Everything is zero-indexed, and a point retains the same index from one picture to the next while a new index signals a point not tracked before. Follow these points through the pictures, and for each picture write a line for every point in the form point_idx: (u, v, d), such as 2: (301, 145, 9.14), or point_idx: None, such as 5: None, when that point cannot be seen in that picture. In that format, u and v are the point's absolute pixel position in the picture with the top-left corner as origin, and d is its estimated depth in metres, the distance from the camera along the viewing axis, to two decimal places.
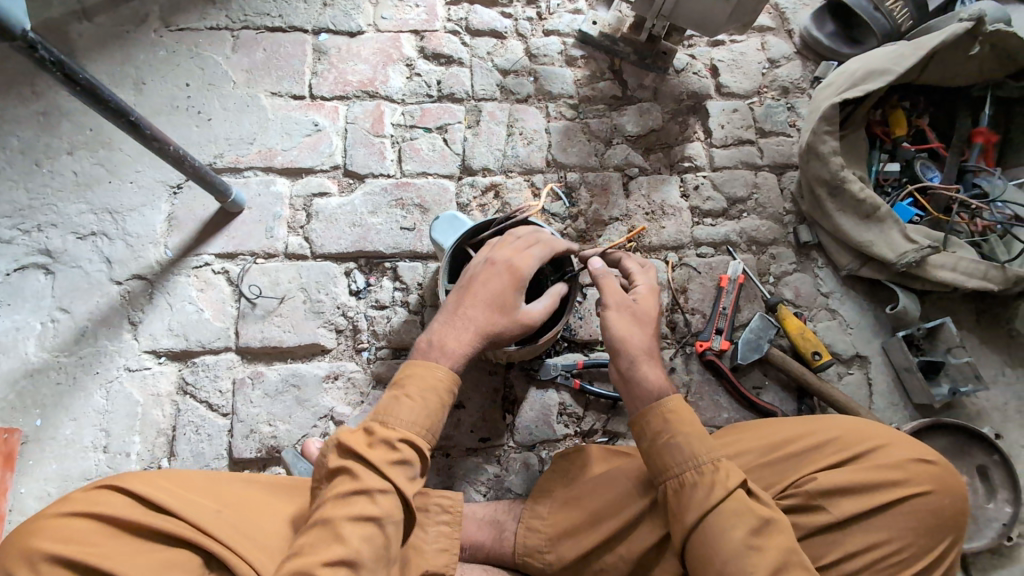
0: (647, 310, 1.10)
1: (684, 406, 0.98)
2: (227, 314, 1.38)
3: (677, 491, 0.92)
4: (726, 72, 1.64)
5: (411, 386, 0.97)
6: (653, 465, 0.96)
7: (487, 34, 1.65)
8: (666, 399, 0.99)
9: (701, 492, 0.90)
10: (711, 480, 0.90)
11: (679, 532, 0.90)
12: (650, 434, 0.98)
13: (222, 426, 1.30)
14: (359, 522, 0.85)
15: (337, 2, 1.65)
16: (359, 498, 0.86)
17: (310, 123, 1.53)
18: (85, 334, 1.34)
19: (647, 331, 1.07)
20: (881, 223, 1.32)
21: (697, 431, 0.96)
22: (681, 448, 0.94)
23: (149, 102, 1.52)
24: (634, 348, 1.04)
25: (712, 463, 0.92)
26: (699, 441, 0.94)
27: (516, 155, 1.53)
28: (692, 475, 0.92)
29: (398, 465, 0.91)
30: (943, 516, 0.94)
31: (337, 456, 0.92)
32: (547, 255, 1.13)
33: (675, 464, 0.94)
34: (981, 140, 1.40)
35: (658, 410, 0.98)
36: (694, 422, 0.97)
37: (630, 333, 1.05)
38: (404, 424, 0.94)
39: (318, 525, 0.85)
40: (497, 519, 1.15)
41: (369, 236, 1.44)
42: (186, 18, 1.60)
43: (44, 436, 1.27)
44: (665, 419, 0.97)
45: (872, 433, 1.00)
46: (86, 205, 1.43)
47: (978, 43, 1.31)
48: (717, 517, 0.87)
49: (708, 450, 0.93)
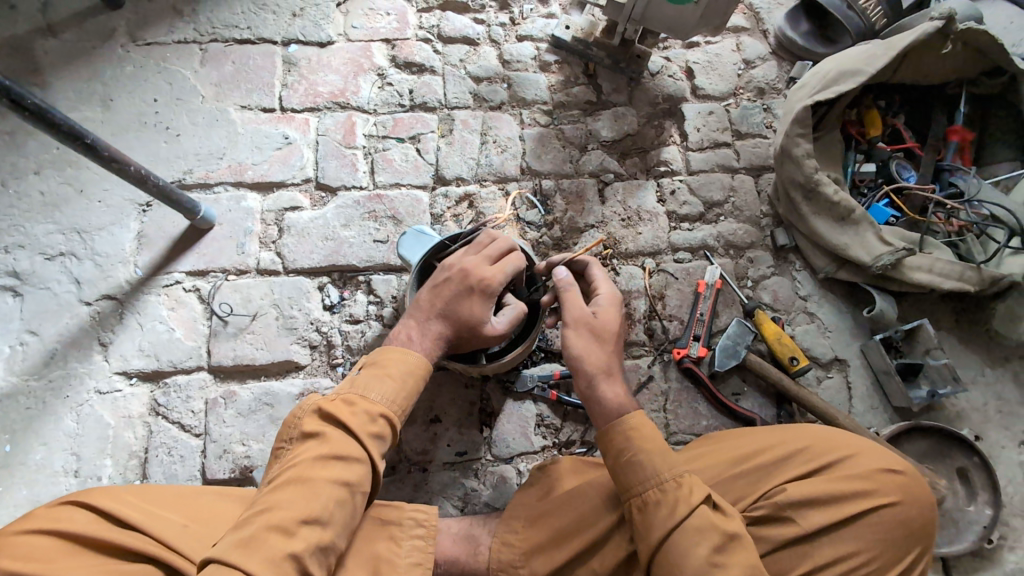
0: (608, 323, 1.08)
1: (646, 423, 0.99)
2: (199, 333, 1.36)
3: (642, 509, 0.92)
4: (701, 74, 1.62)
5: (393, 367, 1.02)
6: (618, 483, 0.96)
7: (460, 41, 1.63)
8: (628, 417, 1.00)
9: (663, 512, 0.90)
10: (672, 498, 0.90)
11: (644, 551, 0.90)
12: (614, 451, 0.98)
13: (195, 447, 1.29)
14: (337, 486, 0.89)
15: (306, 12, 1.63)
16: (336, 462, 0.91)
17: (280, 137, 1.51)
18: (54, 357, 1.32)
19: (609, 348, 1.07)
20: (856, 225, 1.31)
21: (658, 448, 0.96)
22: (644, 465, 0.94)
23: (117, 119, 1.50)
24: (594, 366, 1.04)
25: (674, 481, 0.92)
26: (660, 458, 0.94)
27: (490, 163, 1.51)
28: (655, 493, 0.92)
29: (375, 439, 0.96)
30: (912, 526, 0.93)
31: (315, 420, 0.95)
32: (516, 266, 1.13)
33: (638, 482, 0.94)
34: (957, 138, 1.39)
35: (621, 428, 0.98)
36: (655, 439, 0.97)
37: (589, 349, 1.06)
38: (383, 400, 0.99)
39: (295, 483, 0.88)
40: (472, 534, 1.12)
41: (342, 250, 1.42)
42: (153, 32, 1.57)
43: (14, 462, 1.26)
44: (627, 436, 0.97)
45: (841, 442, 1.00)
46: (54, 225, 1.41)
47: (950, 41, 1.30)
48: (679, 537, 0.87)
49: (670, 467, 0.93)
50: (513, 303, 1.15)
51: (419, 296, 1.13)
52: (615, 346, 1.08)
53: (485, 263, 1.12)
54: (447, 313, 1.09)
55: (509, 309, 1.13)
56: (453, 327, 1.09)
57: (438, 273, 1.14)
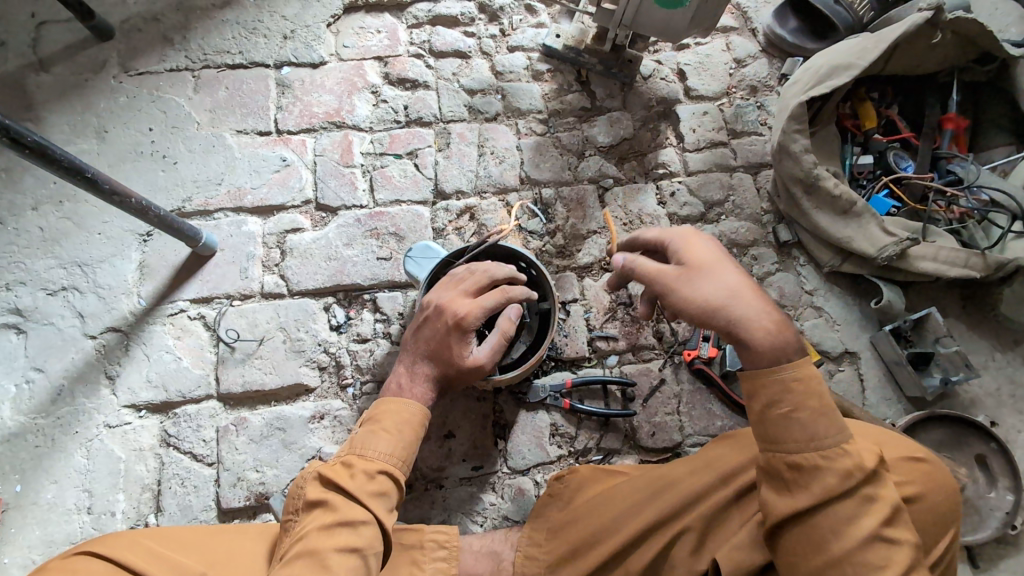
0: (703, 252, 0.94)
1: (810, 376, 0.86)
2: (207, 361, 1.35)
3: (789, 469, 0.84)
4: (693, 75, 1.63)
5: (387, 420, 1.01)
6: (764, 434, 0.87)
7: (451, 55, 1.63)
8: (788, 372, 0.86)
9: (828, 478, 0.81)
10: (841, 466, 0.81)
11: (786, 510, 0.83)
12: (769, 398, 0.86)
13: (209, 476, 1.27)
14: (344, 553, 0.85)
15: (297, 34, 1.63)
16: (342, 529, 0.88)
17: (278, 159, 1.51)
18: (61, 393, 1.31)
19: (731, 272, 0.91)
20: (859, 218, 1.31)
21: (825, 407, 0.84)
22: (804, 425, 0.84)
23: (113, 150, 1.49)
24: (721, 304, 0.88)
25: (839, 449, 0.83)
26: (830, 420, 0.84)
27: (490, 175, 1.51)
28: (814, 457, 0.83)
29: (377, 496, 0.93)
30: (940, 511, 0.89)
31: (319, 487, 0.93)
32: (491, 299, 1.10)
33: (793, 440, 0.84)
34: (952, 126, 1.40)
35: (781, 376, 0.86)
36: (821, 394, 0.85)
37: (706, 289, 0.90)
38: (383, 456, 0.97)
39: (302, 556, 0.84)
40: (495, 550, 1.10)
41: (346, 269, 1.42)
42: (146, 61, 1.58)
43: (25, 502, 1.24)
44: (787, 388, 0.85)
45: (866, 433, 0.97)
46: (55, 260, 1.40)
47: (939, 31, 1.32)
48: (843, 510, 0.81)
49: (838, 432, 0.83)
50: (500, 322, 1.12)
51: (406, 337, 1.16)
52: (730, 266, 0.92)
53: (461, 299, 1.11)
54: (429, 353, 1.11)
55: (492, 335, 1.11)
56: (438, 368, 1.10)
57: (419, 313, 1.16)
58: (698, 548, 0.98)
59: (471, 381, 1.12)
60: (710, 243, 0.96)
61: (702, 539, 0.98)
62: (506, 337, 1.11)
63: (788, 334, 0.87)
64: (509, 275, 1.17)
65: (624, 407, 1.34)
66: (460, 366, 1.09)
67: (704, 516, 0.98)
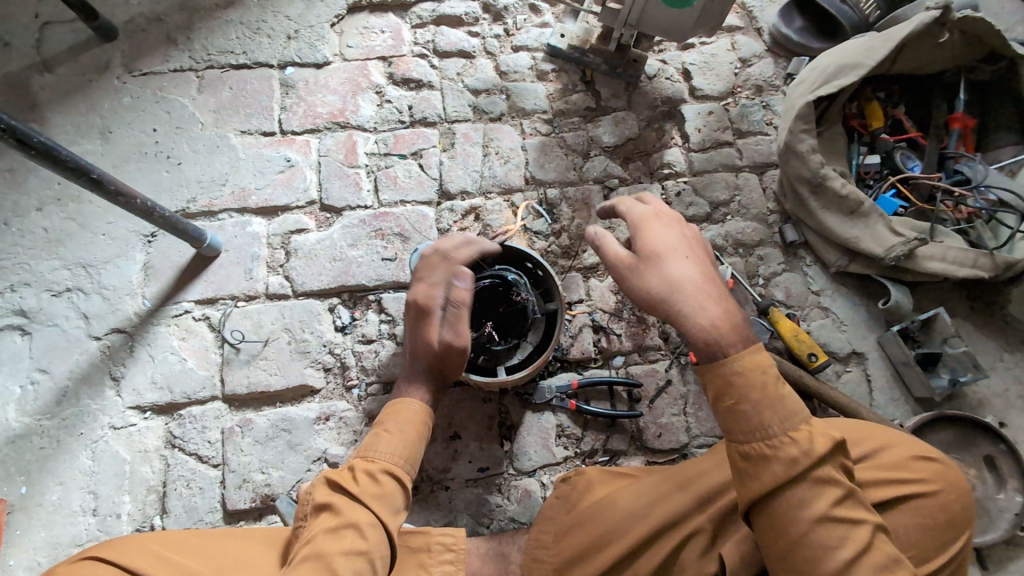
0: (656, 242, 0.96)
1: (753, 364, 0.85)
2: (212, 362, 1.35)
3: (744, 458, 0.83)
4: (698, 75, 1.62)
5: (389, 423, 1.01)
6: (721, 426, 0.87)
7: (456, 55, 1.63)
8: (730, 362, 0.85)
9: (777, 466, 0.80)
10: (789, 455, 0.80)
11: (745, 498, 0.83)
12: (716, 391, 0.87)
13: (214, 478, 1.27)
14: (350, 556, 0.83)
15: (301, 34, 1.62)
16: (347, 531, 0.86)
17: (282, 159, 1.50)
18: (66, 395, 1.31)
19: (682, 263, 0.93)
20: (866, 218, 1.30)
21: (770, 397, 0.83)
22: (750, 415, 0.83)
23: (117, 151, 1.49)
24: (665, 295, 0.92)
25: (787, 437, 0.81)
26: (779, 407, 0.82)
27: (494, 175, 1.51)
28: (762, 446, 0.82)
29: (381, 497, 0.91)
30: (955, 511, 0.86)
31: (325, 491, 0.92)
32: (436, 280, 1.12)
33: (744, 430, 0.84)
34: (959, 126, 1.40)
35: (726, 371, 0.85)
36: (768, 382, 0.84)
37: (650, 280, 0.93)
38: (385, 456, 0.96)
39: (308, 559, 0.82)
40: (501, 552, 1.11)
41: (350, 270, 1.42)
42: (149, 62, 1.57)
43: (30, 503, 1.24)
44: (728, 382, 0.85)
45: (871, 435, 0.93)
46: (59, 261, 1.40)
47: (947, 30, 1.32)
48: (797, 495, 0.80)
49: (783, 420, 0.82)
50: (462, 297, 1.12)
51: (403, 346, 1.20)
52: (680, 257, 0.94)
53: (419, 288, 1.14)
54: (410, 351, 1.13)
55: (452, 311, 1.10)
56: (426, 364, 1.11)
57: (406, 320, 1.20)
58: (708, 550, 0.97)
59: (461, 364, 1.10)
60: (670, 233, 0.97)
61: (712, 541, 0.98)
62: (466, 309, 1.10)
63: (732, 323, 0.88)
64: (465, 254, 1.17)
65: (630, 407, 1.34)
66: (436, 352, 1.09)
67: (714, 518, 0.98)
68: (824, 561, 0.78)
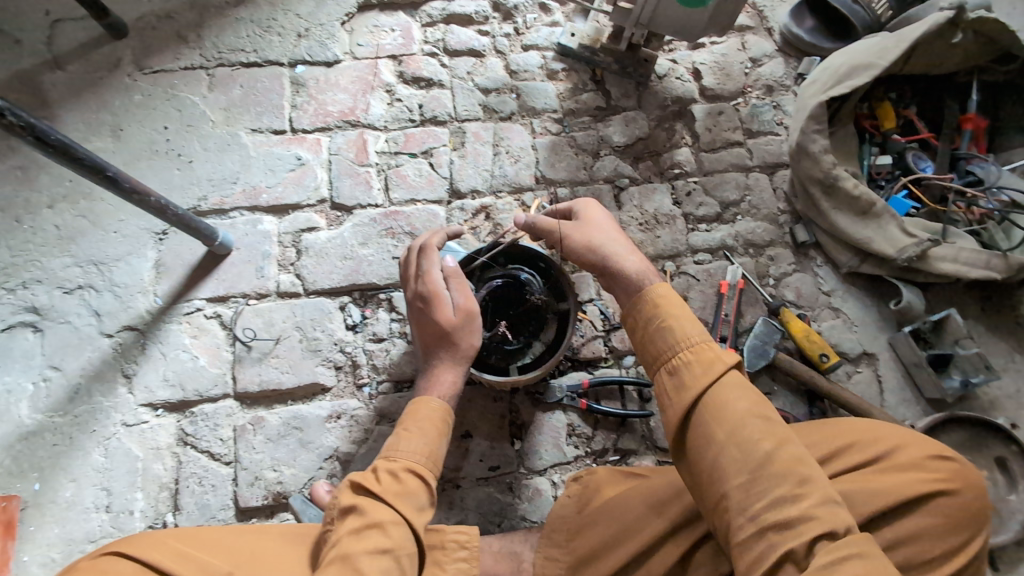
0: (598, 210, 1.13)
1: (673, 291, 0.97)
2: (224, 359, 1.35)
3: (669, 375, 0.91)
4: (709, 74, 1.62)
5: (408, 421, 1.01)
6: (647, 357, 0.95)
7: (466, 54, 1.63)
8: (654, 288, 0.98)
9: (696, 369, 0.88)
10: (705, 359, 0.89)
11: (674, 412, 0.88)
12: (641, 323, 0.97)
13: (226, 475, 1.27)
14: (375, 555, 0.83)
15: (311, 32, 1.62)
16: (371, 532, 0.86)
17: (293, 158, 1.50)
18: (78, 392, 1.31)
19: (610, 229, 1.10)
20: (878, 218, 1.30)
21: (685, 316, 0.94)
22: (670, 332, 0.93)
23: (129, 148, 1.49)
24: (603, 245, 1.07)
25: (704, 343, 0.91)
26: (695, 324, 0.93)
27: (505, 174, 1.51)
28: (682, 357, 0.90)
29: (403, 496, 0.91)
30: (971, 509, 0.85)
31: (347, 492, 0.92)
32: (433, 264, 1.12)
33: (667, 349, 0.92)
34: (971, 126, 1.40)
35: (647, 299, 0.97)
36: (683, 308, 0.96)
37: (592, 236, 1.09)
38: (405, 454, 0.96)
39: (335, 561, 0.83)
40: (514, 550, 1.11)
41: (361, 269, 1.42)
42: (160, 59, 1.57)
43: (44, 500, 1.24)
44: (653, 308, 0.96)
45: (887, 434, 0.93)
46: (71, 258, 1.40)
47: (960, 30, 1.31)
48: (716, 395, 0.86)
49: (698, 333, 0.92)
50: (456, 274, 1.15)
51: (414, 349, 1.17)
52: (608, 224, 1.11)
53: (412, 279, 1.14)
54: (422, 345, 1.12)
55: (455, 289, 1.11)
56: (443, 347, 1.09)
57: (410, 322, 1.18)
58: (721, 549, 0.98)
59: (479, 336, 1.10)
60: (603, 209, 1.14)
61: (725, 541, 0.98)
62: (464, 284, 1.13)
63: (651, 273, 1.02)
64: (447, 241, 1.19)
65: (641, 407, 1.35)
66: (452, 330, 1.08)
67: None
68: (748, 457, 0.81)
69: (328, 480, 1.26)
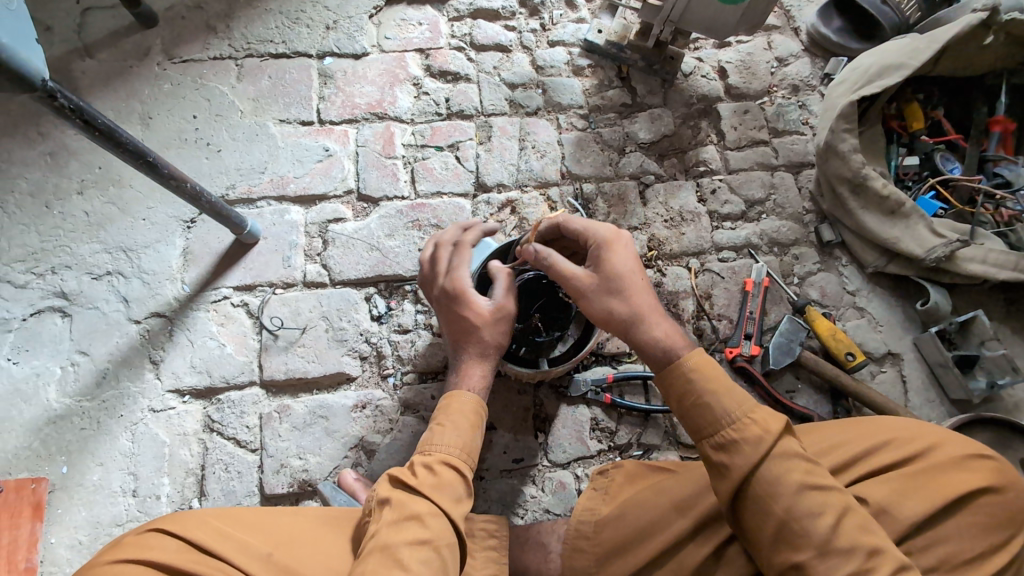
0: (616, 270, 0.97)
1: (708, 359, 0.92)
2: (250, 347, 1.36)
3: (717, 448, 0.87)
4: (734, 73, 1.63)
5: (441, 415, 1.02)
6: (688, 426, 0.92)
7: (493, 49, 1.63)
8: (687, 357, 0.93)
9: (745, 449, 0.85)
10: (750, 437, 0.85)
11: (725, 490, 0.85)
12: (677, 392, 0.93)
13: (252, 462, 1.28)
14: (415, 547, 0.84)
15: (339, 25, 1.63)
16: (409, 523, 0.86)
17: (320, 149, 1.51)
18: (106, 376, 1.32)
19: (639, 291, 0.97)
20: (907, 218, 1.31)
21: (726, 387, 0.89)
22: (714, 406, 0.89)
23: (158, 136, 1.50)
24: (625, 319, 0.96)
25: (748, 419, 0.87)
26: (736, 394, 0.89)
27: (531, 169, 1.51)
28: (728, 432, 0.87)
29: (439, 487, 0.91)
30: (1013, 509, 0.85)
31: (386, 486, 0.93)
32: (464, 262, 1.14)
33: (710, 423, 0.89)
34: (999, 129, 1.40)
35: (682, 369, 0.92)
36: (719, 374, 0.92)
37: (613, 305, 0.97)
38: (439, 448, 0.97)
39: (376, 552, 0.83)
40: (541, 541, 1.12)
41: (388, 260, 1.43)
42: (189, 49, 1.58)
43: (71, 483, 1.25)
44: (686, 381, 0.92)
45: (925, 433, 0.93)
46: (100, 245, 1.41)
47: (992, 32, 1.32)
48: (768, 472, 0.83)
49: (741, 406, 0.87)
50: (496, 269, 1.11)
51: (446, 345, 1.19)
52: (636, 283, 0.97)
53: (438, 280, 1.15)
54: (452, 338, 1.12)
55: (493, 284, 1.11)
56: (470, 341, 1.09)
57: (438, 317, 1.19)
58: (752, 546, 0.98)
59: (507, 335, 1.11)
60: (629, 259, 0.99)
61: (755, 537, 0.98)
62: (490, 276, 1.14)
63: (678, 342, 0.95)
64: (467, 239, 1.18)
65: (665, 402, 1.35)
66: (480, 323, 1.09)
67: None
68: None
69: (354, 469, 1.27)
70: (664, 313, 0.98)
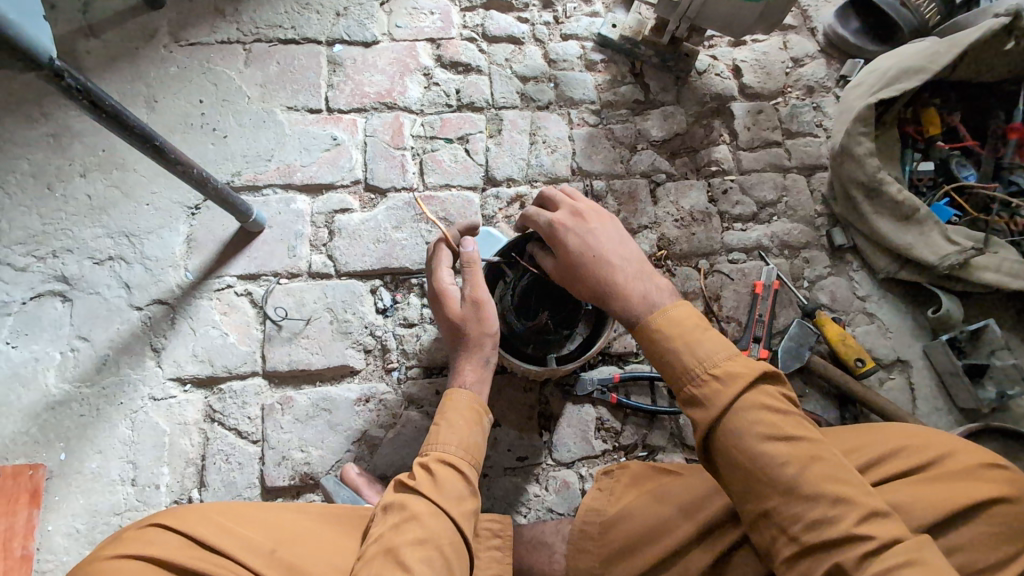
0: (571, 251, 0.98)
1: (674, 320, 0.90)
2: (253, 337, 1.34)
3: (686, 403, 0.87)
4: (749, 72, 1.60)
5: (439, 415, 1.01)
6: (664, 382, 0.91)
7: (505, 40, 1.61)
8: (652, 323, 0.91)
9: (705, 404, 0.84)
10: (709, 394, 0.84)
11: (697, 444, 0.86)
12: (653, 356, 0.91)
13: (253, 454, 1.27)
14: (416, 547, 0.82)
15: (350, 11, 1.61)
16: (410, 524, 0.85)
17: (328, 138, 1.49)
18: (106, 363, 1.30)
19: (597, 261, 0.97)
20: (921, 224, 1.30)
21: (691, 345, 0.87)
22: (676, 363, 0.88)
23: (163, 120, 1.47)
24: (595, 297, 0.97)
25: (708, 375, 0.85)
26: (700, 349, 0.87)
27: (541, 164, 1.50)
28: (691, 387, 0.86)
29: (441, 487, 0.90)
30: None
31: (391, 490, 0.92)
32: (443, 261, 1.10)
33: (675, 379, 0.88)
34: (1017, 136, 1.36)
35: (648, 331, 0.91)
36: (687, 331, 0.89)
37: (580, 287, 0.99)
38: (437, 448, 0.96)
39: (380, 555, 0.82)
40: (545, 542, 1.11)
41: (395, 252, 1.41)
42: (196, 32, 1.55)
43: (68, 470, 1.23)
44: (655, 347, 0.90)
45: (937, 440, 0.93)
46: (103, 229, 1.39)
47: (1013, 38, 1.31)
48: (734, 427, 0.82)
49: (703, 362, 0.86)
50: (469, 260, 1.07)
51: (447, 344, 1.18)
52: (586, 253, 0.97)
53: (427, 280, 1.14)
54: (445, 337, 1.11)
55: (466, 277, 1.07)
56: (458, 341, 1.07)
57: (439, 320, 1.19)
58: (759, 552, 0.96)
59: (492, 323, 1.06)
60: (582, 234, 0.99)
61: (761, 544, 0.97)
62: (477, 268, 1.07)
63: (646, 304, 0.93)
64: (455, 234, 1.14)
65: (671, 403, 1.34)
66: (462, 322, 1.06)
67: None
68: (791, 476, 0.78)
69: (356, 463, 1.26)
70: (633, 267, 0.96)
